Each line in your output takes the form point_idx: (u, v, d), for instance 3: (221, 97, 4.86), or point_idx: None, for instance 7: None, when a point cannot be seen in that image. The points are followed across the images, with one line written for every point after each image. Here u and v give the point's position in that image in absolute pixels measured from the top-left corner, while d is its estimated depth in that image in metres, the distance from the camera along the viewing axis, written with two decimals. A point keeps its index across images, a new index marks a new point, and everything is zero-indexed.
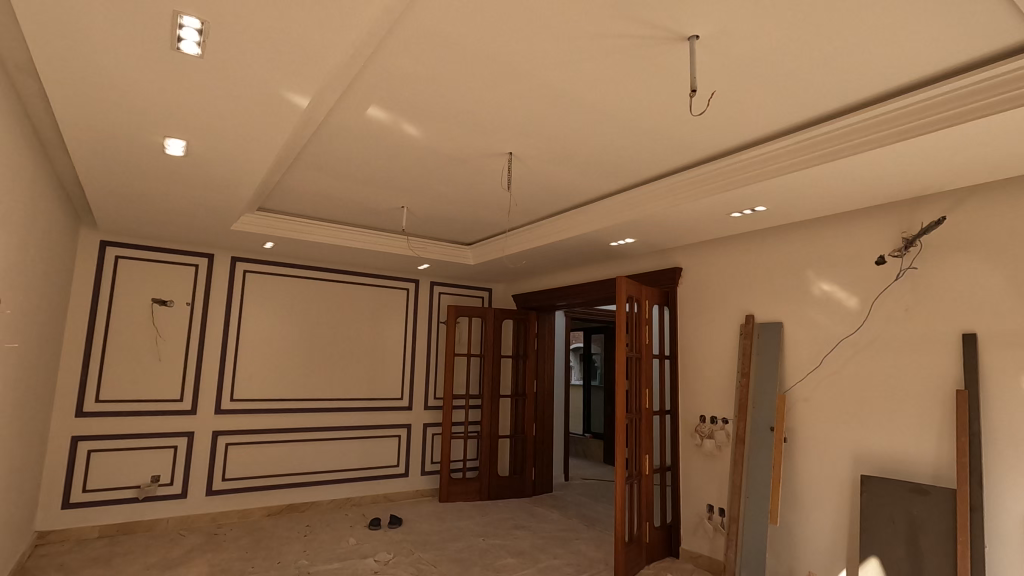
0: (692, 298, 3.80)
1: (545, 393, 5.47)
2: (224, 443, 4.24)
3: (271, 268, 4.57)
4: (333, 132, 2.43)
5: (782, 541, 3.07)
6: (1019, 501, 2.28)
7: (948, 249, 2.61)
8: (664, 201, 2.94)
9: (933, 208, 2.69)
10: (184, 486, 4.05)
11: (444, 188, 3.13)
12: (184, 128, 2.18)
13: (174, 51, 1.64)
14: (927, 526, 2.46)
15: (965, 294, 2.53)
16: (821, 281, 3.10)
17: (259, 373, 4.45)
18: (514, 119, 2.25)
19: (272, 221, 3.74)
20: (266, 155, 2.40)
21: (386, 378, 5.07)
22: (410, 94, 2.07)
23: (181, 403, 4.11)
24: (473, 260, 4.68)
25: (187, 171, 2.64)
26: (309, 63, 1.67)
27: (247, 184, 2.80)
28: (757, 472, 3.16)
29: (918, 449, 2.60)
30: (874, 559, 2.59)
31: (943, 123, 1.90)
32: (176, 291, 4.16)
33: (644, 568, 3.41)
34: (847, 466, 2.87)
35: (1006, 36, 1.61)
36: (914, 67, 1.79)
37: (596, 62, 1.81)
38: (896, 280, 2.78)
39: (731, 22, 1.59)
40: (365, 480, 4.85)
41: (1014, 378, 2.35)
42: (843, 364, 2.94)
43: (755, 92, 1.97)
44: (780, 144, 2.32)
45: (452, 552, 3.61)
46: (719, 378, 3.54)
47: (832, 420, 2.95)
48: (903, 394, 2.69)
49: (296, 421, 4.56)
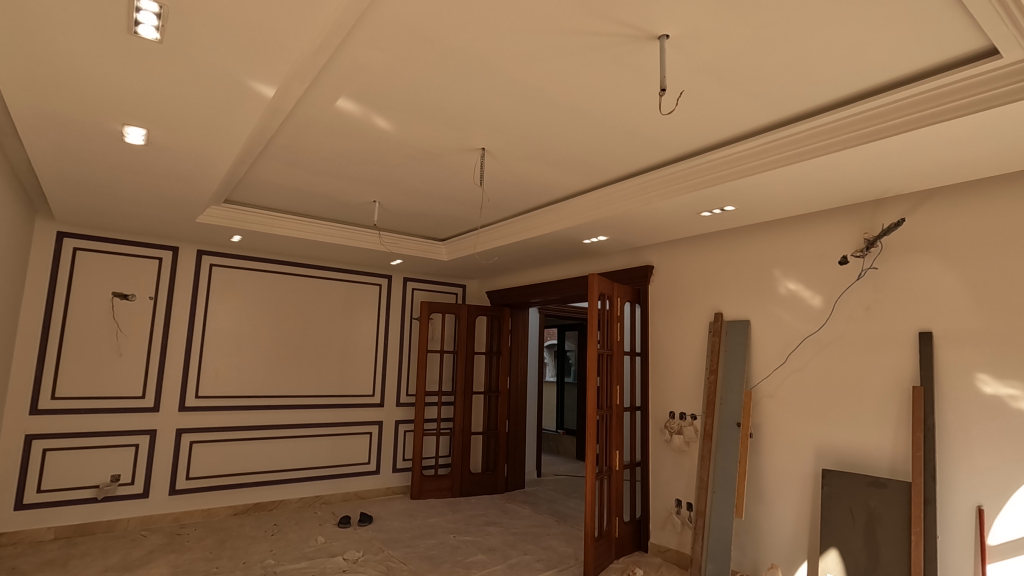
0: (662, 295, 3.85)
1: (519, 390, 5.48)
2: (188, 442, 4.13)
3: (238, 261, 4.46)
4: (301, 124, 2.38)
5: (746, 533, 3.14)
6: (970, 493, 2.38)
7: (907, 249, 2.70)
8: (636, 199, 2.96)
9: (894, 210, 2.77)
10: (145, 486, 3.93)
11: (417, 182, 3.10)
12: (145, 115, 2.10)
13: (132, 35, 1.58)
14: (884, 518, 2.54)
15: (923, 294, 2.62)
16: (787, 280, 3.17)
17: (225, 369, 4.35)
18: (485, 114, 2.24)
19: (239, 213, 3.65)
20: (232, 145, 2.34)
21: (357, 375, 5.01)
22: (381, 87, 2.04)
23: (143, 400, 3.99)
24: (446, 256, 4.66)
25: (148, 160, 2.55)
26: (276, 52, 1.63)
27: (211, 175, 2.72)
28: (723, 467, 3.21)
29: (876, 443, 2.69)
30: (833, 552, 2.66)
31: (901, 128, 1.96)
32: (138, 284, 4.03)
33: (613, 563, 3.44)
34: (809, 461, 2.94)
35: (962, 45, 1.67)
36: (875, 72, 1.83)
37: (569, 59, 1.81)
38: (857, 280, 2.86)
39: (700, 23, 1.60)
40: (335, 478, 4.79)
41: (966, 375, 2.44)
42: (807, 361, 3.02)
43: (727, 92, 1.99)
44: (747, 144, 2.37)
45: (423, 549, 3.59)
46: (688, 375, 3.60)
47: (796, 416, 3.02)
48: (863, 390, 2.77)
49: (263, 418, 4.48)
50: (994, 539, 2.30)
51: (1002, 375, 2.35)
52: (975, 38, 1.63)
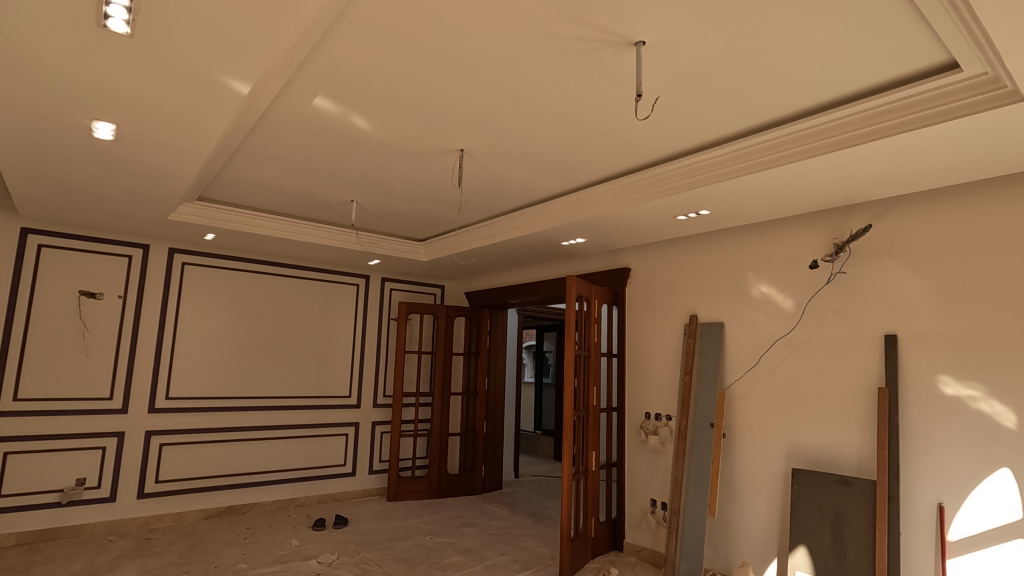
0: (639, 297, 3.89)
1: (497, 391, 5.48)
2: (158, 444, 4.03)
3: (211, 260, 4.37)
4: (276, 121, 2.34)
5: (719, 532, 3.19)
6: (932, 491, 2.46)
7: (874, 254, 2.78)
8: (614, 202, 2.99)
9: (862, 216, 2.85)
10: (112, 490, 3.83)
11: (396, 182, 3.09)
12: (114, 110, 2.05)
13: (102, 29, 1.54)
14: (851, 515, 2.61)
15: (888, 298, 2.70)
16: (760, 284, 3.23)
17: (198, 370, 4.26)
18: (464, 116, 2.24)
19: (213, 212, 3.58)
20: (206, 141, 2.30)
21: (333, 375, 4.95)
22: (360, 87, 2.04)
23: (111, 402, 3.88)
24: (425, 256, 4.64)
25: (118, 156, 2.49)
26: (251, 48, 1.61)
27: (184, 171, 2.67)
28: (697, 466, 3.26)
29: (843, 443, 2.76)
30: (802, 549, 2.72)
31: (869, 137, 2.02)
32: (106, 283, 3.93)
33: (589, 563, 3.46)
34: (779, 460, 3.01)
35: (926, 59, 1.73)
36: (844, 82, 1.89)
37: (548, 63, 1.83)
38: (827, 283, 2.93)
39: (675, 30, 1.63)
40: (310, 480, 4.73)
41: (928, 376, 2.53)
42: (778, 363, 3.09)
43: (701, 99, 2.02)
44: (722, 150, 2.42)
45: (399, 551, 3.57)
46: (664, 376, 3.64)
47: (768, 416, 3.09)
48: (832, 391, 2.84)
49: (237, 419, 4.40)
50: (953, 535, 2.38)
51: (962, 377, 2.44)
52: (937, 52, 1.69)
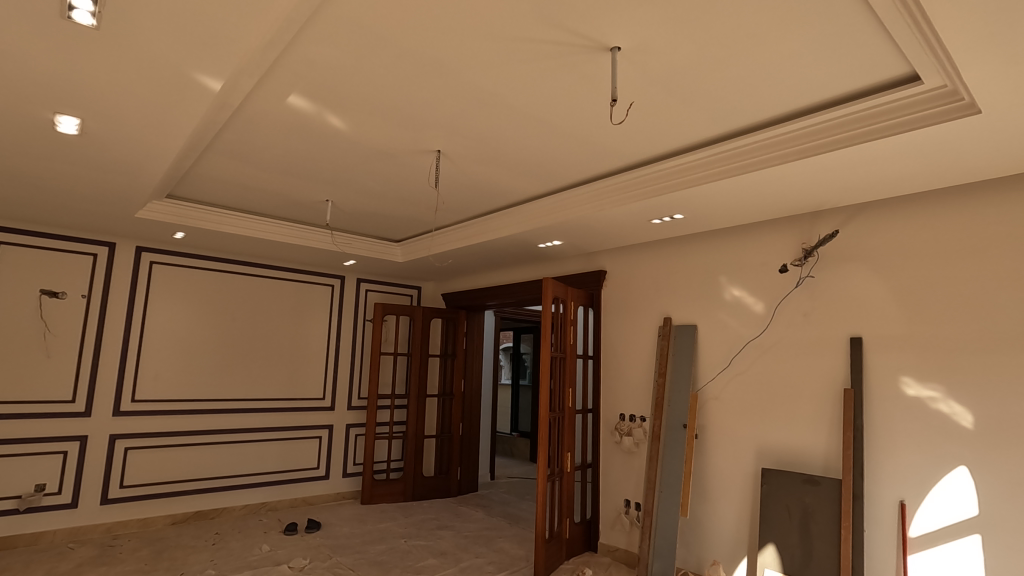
0: (615, 299, 3.93)
1: (473, 393, 5.47)
2: (123, 448, 3.92)
3: (180, 259, 4.27)
4: (249, 119, 2.30)
5: (691, 531, 3.24)
6: (894, 488, 2.54)
7: (841, 259, 2.86)
8: (590, 205, 3.02)
9: (830, 222, 2.93)
10: (74, 496, 3.71)
11: (371, 182, 3.06)
12: (77, 104, 1.99)
13: (66, 20, 1.49)
14: (817, 513, 2.68)
15: (854, 301, 2.78)
16: (732, 287, 3.29)
17: (165, 372, 4.15)
18: (441, 116, 2.24)
19: (182, 210, 3.50)
20: (175, 138, 2.24)
21: (306, 378, 4.88)
22: (335, 86, 2.02)
23: (73, 405, 3.76)
24: (401, 257, 4.61)
25: (82, 151, 2.41)
26: (222, 44, 1.58)
27: (152, 168, 2.60)
28: (670, 467, 3.31)
29: (811, 443, 2.83)
30: (771, 547, 2.78)
31: (836, 145, 2.08)
32: (70, 282, 3.81)
33: (564, 564, 3.48)
34: (749, 459, 3.07)
35: (889, 70, 1.79)
36: (812, 91, 1.94)
37: (524, 66, 1.84)
38: (796, 287, 3.01)
39: (649, 37, 1.66)
40: (282, 484, 4.65)
41: (891, 377, 2.61)
42: (749, 364, 3.15)
43: (674, 104, 2.06)
44: (695, 155, 2.46)
45: (372, 555, 3.53)
46: (638, 377, 3.69)
47: (739, 417, 3.15)
48: (800, 393, 2.91)
49: (206, 423, 4.30)
50: (914, 531, 2.46)
51: (923, 378, 2.52)
52: (899, 65, 1.75)
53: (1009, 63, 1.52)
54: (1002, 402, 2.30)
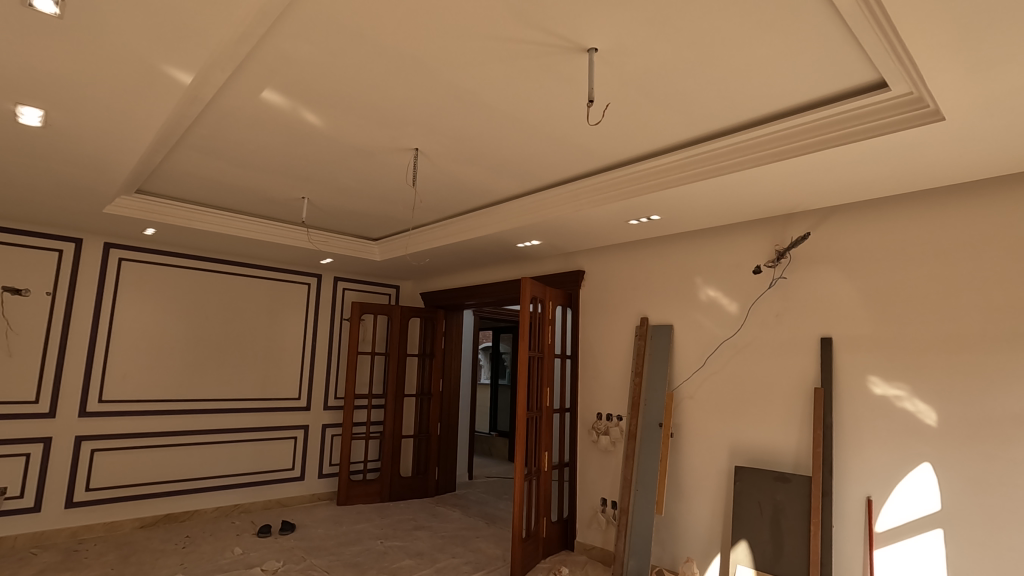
0: (593, 299, 3.95)
1: (451, 393, 5.45)
2: (89, 450, 3.81)
3: (151, 256, 4.17)
4: (222, 113, 2.26)
5: (666, 529, 3.27)
6: (861, 485, 2.60)
7: (812, 261, 2.92)
8: (568, 205, 3.03)
9: (801, 224, 2.99)
10: (37, 499, 3.59)
11: (348, 180, 3.03)
12: (40, 94, 1.93)
13: (26, 7, 1.44)
14: (787, 510, 2.73)
15: (825, 302, 2.84)
16: (707, 288, 3.34)
17: (134, 371, 4.05)
18: (418, 114, 2.22)
19: (152, 205, 3.41)
20: (143, 131, 2.19)
21: (281, 377, 4.80)
22: (311, 82, 1.99)
23: (37, 405, 3.64)
24: (379, 256, 4.57)
25: (46, 143, 2.34)
26: (192, 35, 1.54)
27: (120, 162, 2.53)
28: (646, 465, 3.34)
29: (782, 441, 2.89)
30: (743, 543, 2.82)
31: (807, 149, 2.13)
32: (34, 278, 3.70)
33: (540, 563, 3.49)
34: (723, 458, 3.12)
35: (858, 76, 1.83)
36: (784, 96, 1.98)
37: (501, 65, 1.83)
38: (769, 288, 3.06)
39: (626, 38, 1.67)
40: (255, 485, 4.57)
41: (860, 377, 2.68)
42: (723, 364, 3.20)
43: (650, 106, 2.07)
44: (671, 157, 2.48)
45: (347, 557, 3.50)
46: (615, 377, 3.71)
47: (713, 416, 3.19)
48: (773, 392, 2.97)
49: (176, 423, 4.20)
50: (881, 526, 2.53)
51: (889, 378, 2.59)
52: (867, 71, 1.79)
53: (971, 71, 1.57)
54: (964, 401, 2.38)
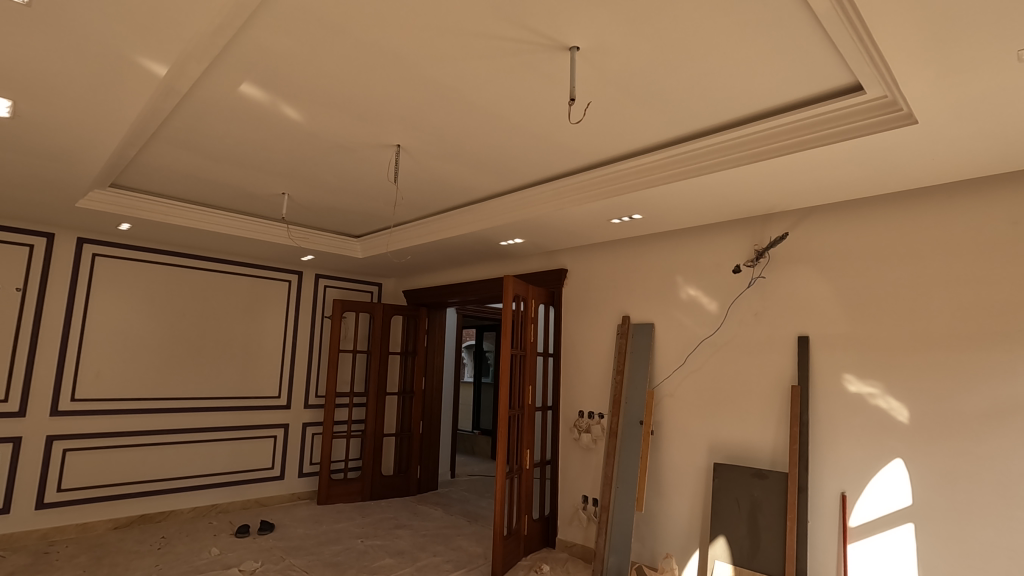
0: (575, 297, 3.97)
1: (433, 391, 5.43)
2: (61, 450, 3.73)
3: (126, 251, 4.08)
4: (198, 106, 2.21)
5: (646, 525, 3.30)
6: (836, 481, 2.66)
7: (790, 261, 2.96)
8: (550, 203, 3.03)
9: (780, 225, 3.03)
10: (6, 501, 3.50)
11: (329, 176, 3.00)
12: (7, 84, 1.87)
13: None
14: (764, 506, 2.77)
15: (801, 302, 2.89)
16: (688, 287, 3.37)
17: (108, 369, 3.96)
18: (399, 110, 2.20)
19: (127, 199, 3.34)
20: (118, 124, 2.14)
21: (261, 376, 4.74)
22: (290, 76, 1.96)
23: (6, 405, 3.55)
24: (361, 253, 4.53)
25: (13, 134, 2.27)
26: (166, 26, 1.51)
27: (92, 155, 2.47)
28: (627, 462, 3.36)
29: (760, 437, 2.93)
30: (721, 539, 2.86)
31: (785, 150, 2.16)
32: (4, 274, 3.60)
33: (521, 560, 3.50)
34: (702, 454, 3.15)
35: (834, 79, 1.86)
36: (763, 98, 2.00)
37: (483, 61, 1.83)
38: (747, 287, 3.10)
39: (606, 37, 1.67)
40: (233, 485, 4.51)
41: (835, 374, 2.73)
42: (703, 362, 3.23)
43: (631, 106, 2.09)
44: (653, 156, 2.50)
45: (327, 556, 3.47)
46: (597, 375, 3.73)
47: (693, 414, 3.22)
48: (751, 389, 3.01)
49: (151, 422, 4.12)
50: (854, 521, 2.58)
51: (864, 375, 2.64)
52: (843, 74, 1.82)
53: (942, 76, 1.60)
54: (935, 398, 2.44)
